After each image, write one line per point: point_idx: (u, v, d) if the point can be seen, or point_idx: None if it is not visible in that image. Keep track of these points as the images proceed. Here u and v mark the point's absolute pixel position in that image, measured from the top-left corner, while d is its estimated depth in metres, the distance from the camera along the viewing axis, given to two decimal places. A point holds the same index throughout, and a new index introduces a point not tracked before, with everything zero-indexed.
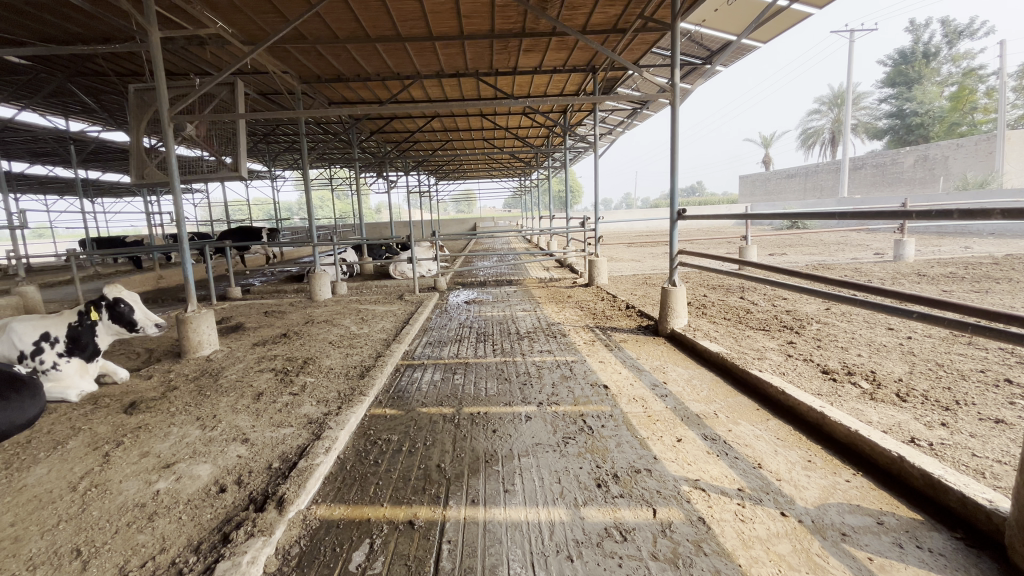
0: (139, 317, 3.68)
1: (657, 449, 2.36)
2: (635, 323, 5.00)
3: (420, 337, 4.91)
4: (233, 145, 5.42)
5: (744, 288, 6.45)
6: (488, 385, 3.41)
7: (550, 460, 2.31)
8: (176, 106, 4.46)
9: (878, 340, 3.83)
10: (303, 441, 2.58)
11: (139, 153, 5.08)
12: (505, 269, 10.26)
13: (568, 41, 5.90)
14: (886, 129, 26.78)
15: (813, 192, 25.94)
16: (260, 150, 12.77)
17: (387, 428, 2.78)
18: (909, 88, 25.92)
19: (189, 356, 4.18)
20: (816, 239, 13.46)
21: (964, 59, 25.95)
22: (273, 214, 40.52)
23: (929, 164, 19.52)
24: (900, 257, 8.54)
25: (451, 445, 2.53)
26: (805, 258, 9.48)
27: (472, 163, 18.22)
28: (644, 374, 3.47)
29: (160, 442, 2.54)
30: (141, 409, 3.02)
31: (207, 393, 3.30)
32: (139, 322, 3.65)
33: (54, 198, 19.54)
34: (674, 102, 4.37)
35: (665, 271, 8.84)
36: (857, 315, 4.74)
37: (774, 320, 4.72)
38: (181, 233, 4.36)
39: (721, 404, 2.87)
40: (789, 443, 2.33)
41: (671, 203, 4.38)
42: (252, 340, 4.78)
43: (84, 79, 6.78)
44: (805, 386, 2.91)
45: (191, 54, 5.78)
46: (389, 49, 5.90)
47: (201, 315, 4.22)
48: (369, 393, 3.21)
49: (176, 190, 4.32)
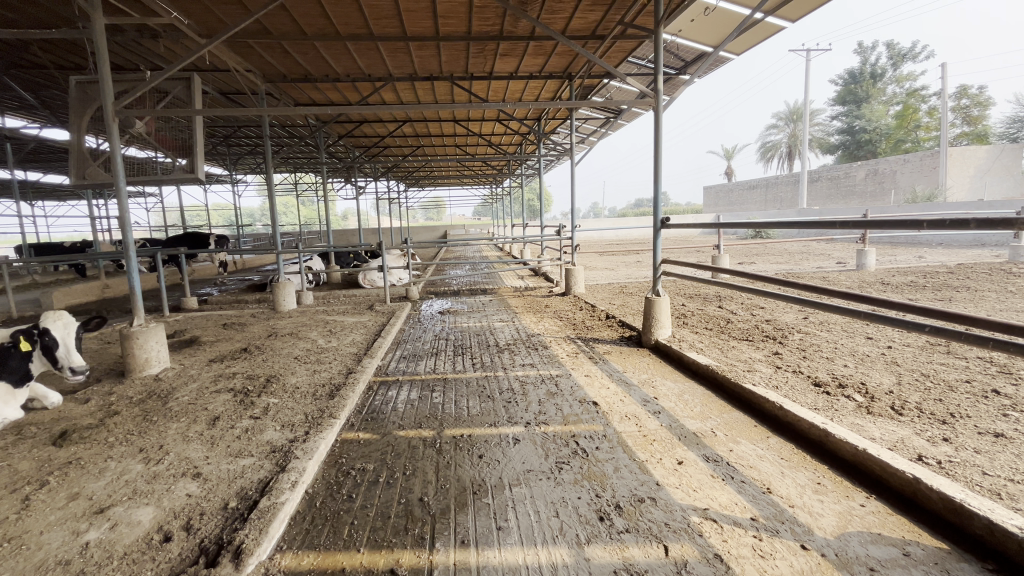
0: (63, 355, 3.30)
1: (658, 474, 2.20)
2: (617, 334, 4.88)
3: (394, 351, 4.63)
4: (188, 144, 5.02)
5: (721, 297, 6.46)
6: (470, 404, 3.18)
7: (545, 490, 2.11)
8: (123, 100, 4.07)
9: (861, 350, 3.82)
10: (265, 473, 2.29)
11: (80, 152, 4.62)
12: (479, 278, 10.03)
13: (546, 46, 5.80)
14: (839, 144, 28.19)
15: (774, 203, 26.91)
16: (220, 152, 12.15)
17: (361, 456, 2.51)
18: (858, 106, 27.41)
19: (135, 375, 3.76)
20: (780, 248, 13.86)
21: (907, 80, 27.63)
22: (232, 220, 38.97)
23: (880, 178, 20.57)
24: (862, 266, 8.81)
25: (434, 475, 2.29)
26: (774, 267, 9.70)
27: (443, 170, 17.94)
28: (633, 389, 3.32)
29: (94, 481, 2.19)
30: (73, 440, 2.64)
31: (154, 420, 2.93)
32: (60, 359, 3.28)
33: None
34: (656, 109, 4.30)
35: (639, 280, 8.84)
36: (834, 324, 4.77)
37: (756, 329, 4.69)
38: (126, 239, 3.94)
39: (718, 421, 2.74)
40: (794, 464, 2.21)
41: (655, 211, 4.28)
42: (208, 355, 4.39)
43: (21, 72, 6.21)
44: (801, 400, 2.82)
45: (143, 46, 5.36)
46: (360, 48, 5.65)
47: (148, 330, 3.82)
48: (340, 414, 2.92)
49: (121, 191, 3.91)
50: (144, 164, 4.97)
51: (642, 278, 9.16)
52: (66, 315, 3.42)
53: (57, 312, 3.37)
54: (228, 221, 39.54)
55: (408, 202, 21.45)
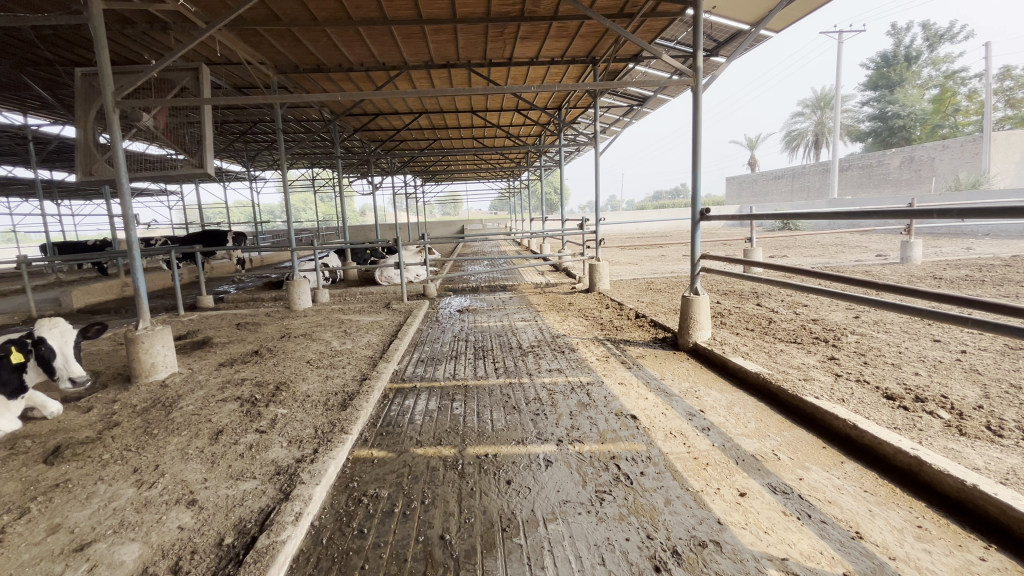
0: (59, 364, 3.11)
1: (718, 509, 1.87)
2: (649, 336, 4.52)
3: (411, 354, 4.36)
4: (196, 138, 4.80)
5: (758, 294, 6.04)
6: (494, 416, 2.88)
7: (587, 530, 1.80)
8: (125, 89, 3.87)
9: (931, 355, 3.40)
10: (267, 501, 2.03)
11: (85, 147, 4.43)
12: (498, 274, 9.73)
13: (570, 27, 5.44)
14: (870, 130, 27.03)
15: (801, 194, 25.96)
16: (236, 149, 12.06)
17: (375, 480, 2.24)
18: (891, 90, 26.22)
19: (141, 381, 3.57)
20: (812, 240, 13.23)
21: (944, 62, 26.23)
22: (252, 216, 39.62)
23: (916, 165, 19.55)
24: (908, 259, 8.23)
25: (456, 506, 2.00)
26: (810, 261, 9.17)
27: (460, 164, 17.68)
28: (675, 400, 2.97)
29: (79, 510, 1.96)
30: (65, 456, 2.43)
31: (155, 433, 2.71)
32: (57, 369, 3.10)
33: (18, 201, 18.52)
34: (693, 89, 3.92)
35: (667, 275, 8.44)
36: (892, 325, 4.32)
37: (804, 330, 4.28)
38: (130, 239, 3.73)
39: (778, 441, 2.39)
40: (884, 500, 1.86)
41: (694, 202, 3.89)
42: (218, 359, 4.17)
43: (36, 70, 6.14)
44: (875, 417, 2.44)
45: (152, 37, 5.18)
46: (374, 34, 5.37)
47: (155, 334, 3.62)
48: (352, 429, 2.66)
49: (123, 187, 3.70)
50: (151, 160, 4.77)
51: (669, 273, 8.77)
52: (62, 324, 3.23)
53: (53, 320, 3.20)
54: (248, 218, 40.05)
55: (425, 198, 21.21)
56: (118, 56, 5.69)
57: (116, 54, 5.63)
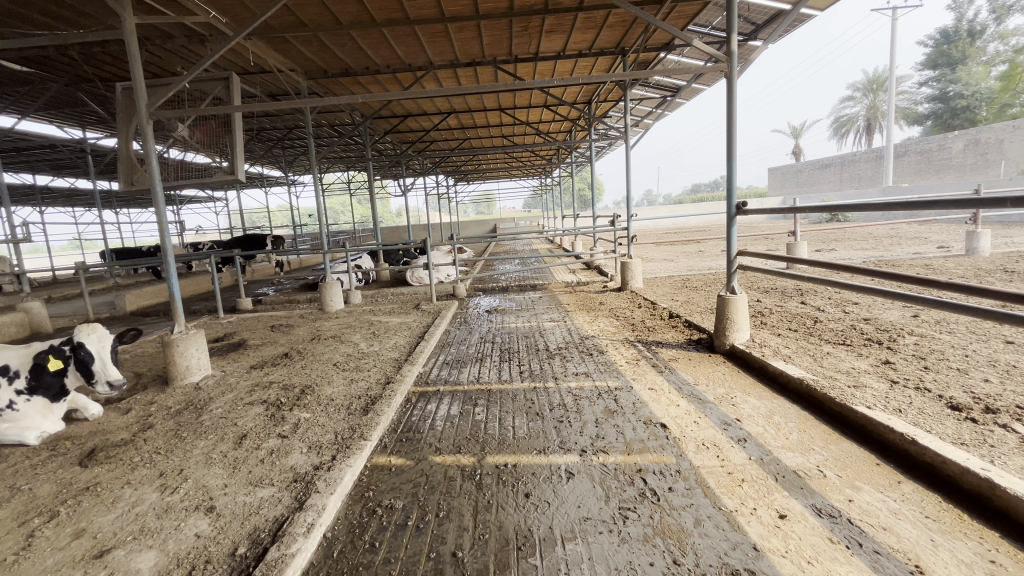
0: (98, 369, 3.21)
1: (755, 533, 1.70)
2: (683, 337, 4.31)
3: (437, 356, 4.32)
4: (229, 146, 4.93)
5: (803, 292, 5.68)
6: (516, 423, 2.78)
7: (608, 552, 1.68)
8: (158, 100, 4.00)
9: (1002, 359, 3.06)
10: (282, 510, 2.00)
11: (127, 158, 4.63)
12: (528, 273, 9.61)
13: (597, 17, 5.25)
14: (929, 113, 25.24)
15: (851, 183, 24.51)
16: (275, 155, 12.47)
17: (391, 489, 2.18)
18: (952, 69, 24.39)
19: (177, 383, 3.69)
20: (864, 232, 12.45)
21: (1014, 35, 24.08)
22: (292, 219, 41.16)
23: (982, 148, 18.01)
24: (974, 251, 7.55)
25: (471, 520, 1.91)
26: (861, 254, 8.61)
27: (491, 163, 17.64)
28: (709, 407, 2.79)
29: (104, 514, 2.00)
30: (98, 459, 2.50)
31: (184, 436, 2.76)
32: (96, 374, 3.19)
33: (83, 210, 19.89)
34: (728, 76, 3.69)
35: (704, 272, 8.10)
36: (956, 325, 3.95)
37: (855, 331, 3.96)
38: (165, 246, 3.85)
39: (825, 455, 2.18)
40: (949, 530, 1.64)
41: (729, 196, 3.65)
42: (250, 361, 4.27)
43: (88, 87, 6.49)
44: (937, 430, 2.19)
45: (189, 50, 5.36)
46: (398, 35, 5.36)
47: (189, 337, 3.73)
48: (371, 435, 2.62)
49: (157, 195, 3.82)
50: (188, 168, 4.94)
51: (707, 269, 8.41)
52: (101, 329, 3.31)
53: (92, 325, 3.27)
54: (289, 223, 41.59)
55: (457, 198, 21.33)
56: (159, 69, 5.92)
57: (157, 67, 5.87)
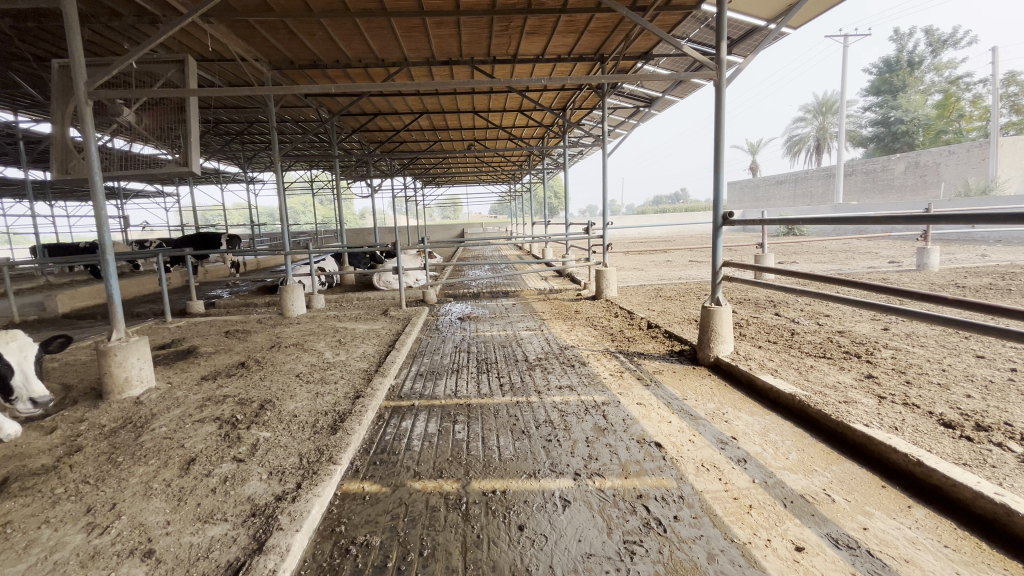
0: (18, 384, 3.02)
1: (773, 569, 1.57)
2: (665, 348, 4.22)
3: (409, 366, 4.06)
4: (181, 136, 4.50)
5: (776, 303, 5.76)
6: (501, 443, 2.57)
7: None
8: (100, 80, 3.58)
9: (979, 374, 3.10)
10: (237, 552, 1.72)
11: (61, 144, 4.15)
12: (500, 280, 9.43)
13: (578, 21, 5.17)
14: (873, 136, 26.84)
15: (804, 199, 25.69)
16: (233, 149, 11.82)
17: (366, 523, 1.93)
18: (893, 96, 26.06)
19: (113, 397, 3.27)
20: (819, 245, 13.02)
21: (947, 68, 26.01)
22: (249, 219, 39.48)
23: (921, 170, 19.26)
24: (925, 266, 7.92)
25: (461, 560, 1.69)
26: (822, 267, 8.92)
27: (461, 167, 17.45)
28: (702, 424, 2.67)
29: (10, 567, 1.66)
30: (10, 492, 2.12)
31: (119, 461, 2.40)
32: (14, 388, 3.00)
33: (12, 202, 18.23)
34: (715, 85, 3.65)
35: (675, 281, 8.15)
36: (925, 338, 4.04)
37: (832, 343, 3.98)
38: (103, 243, 3.44)
39: (830, 477, 2.09)
40: (972, 562, 1.56)
41: (715, 206, 3.59)
42: (201, 371, 3.88)
43: (21, 65, 5.89)
44: (938, 450, 2.14)
45: (139, 29, 4.93)
46: (372, 27, 5.10)
47: (130, 345, 3.31)
48: (342, 458, 2.35)
49: (95, 184, 3.42)
50: (133, 158, 4.49)
51: (677, 279, 8.48)
52: (25, 341, 3.24)
53: (13, 334, 3.22)
54: (246, 223, 39.84)
55: (423, 201, 20.90)
56: (105, 49, 5.42)
57: (102, 47, 5.38)
